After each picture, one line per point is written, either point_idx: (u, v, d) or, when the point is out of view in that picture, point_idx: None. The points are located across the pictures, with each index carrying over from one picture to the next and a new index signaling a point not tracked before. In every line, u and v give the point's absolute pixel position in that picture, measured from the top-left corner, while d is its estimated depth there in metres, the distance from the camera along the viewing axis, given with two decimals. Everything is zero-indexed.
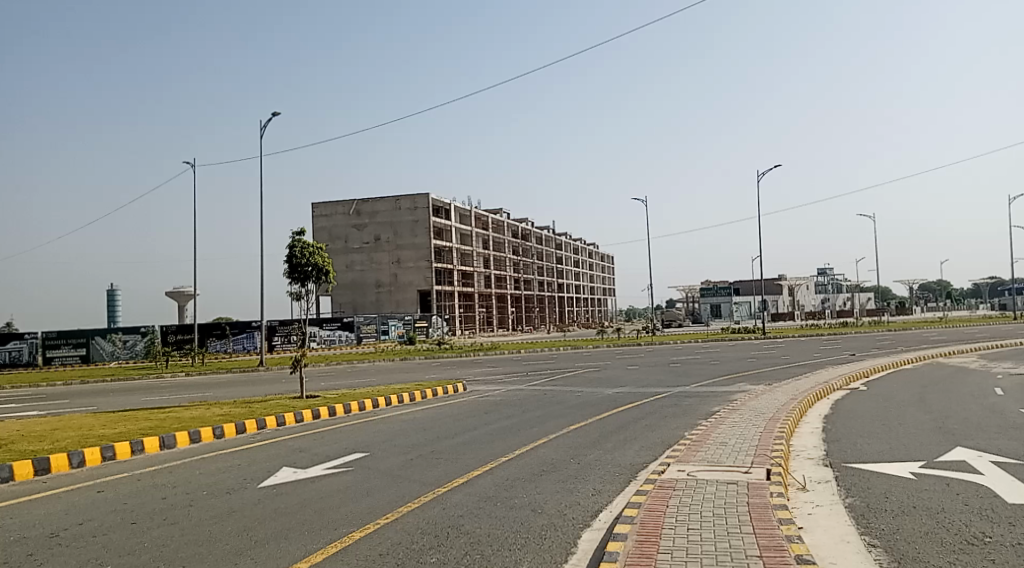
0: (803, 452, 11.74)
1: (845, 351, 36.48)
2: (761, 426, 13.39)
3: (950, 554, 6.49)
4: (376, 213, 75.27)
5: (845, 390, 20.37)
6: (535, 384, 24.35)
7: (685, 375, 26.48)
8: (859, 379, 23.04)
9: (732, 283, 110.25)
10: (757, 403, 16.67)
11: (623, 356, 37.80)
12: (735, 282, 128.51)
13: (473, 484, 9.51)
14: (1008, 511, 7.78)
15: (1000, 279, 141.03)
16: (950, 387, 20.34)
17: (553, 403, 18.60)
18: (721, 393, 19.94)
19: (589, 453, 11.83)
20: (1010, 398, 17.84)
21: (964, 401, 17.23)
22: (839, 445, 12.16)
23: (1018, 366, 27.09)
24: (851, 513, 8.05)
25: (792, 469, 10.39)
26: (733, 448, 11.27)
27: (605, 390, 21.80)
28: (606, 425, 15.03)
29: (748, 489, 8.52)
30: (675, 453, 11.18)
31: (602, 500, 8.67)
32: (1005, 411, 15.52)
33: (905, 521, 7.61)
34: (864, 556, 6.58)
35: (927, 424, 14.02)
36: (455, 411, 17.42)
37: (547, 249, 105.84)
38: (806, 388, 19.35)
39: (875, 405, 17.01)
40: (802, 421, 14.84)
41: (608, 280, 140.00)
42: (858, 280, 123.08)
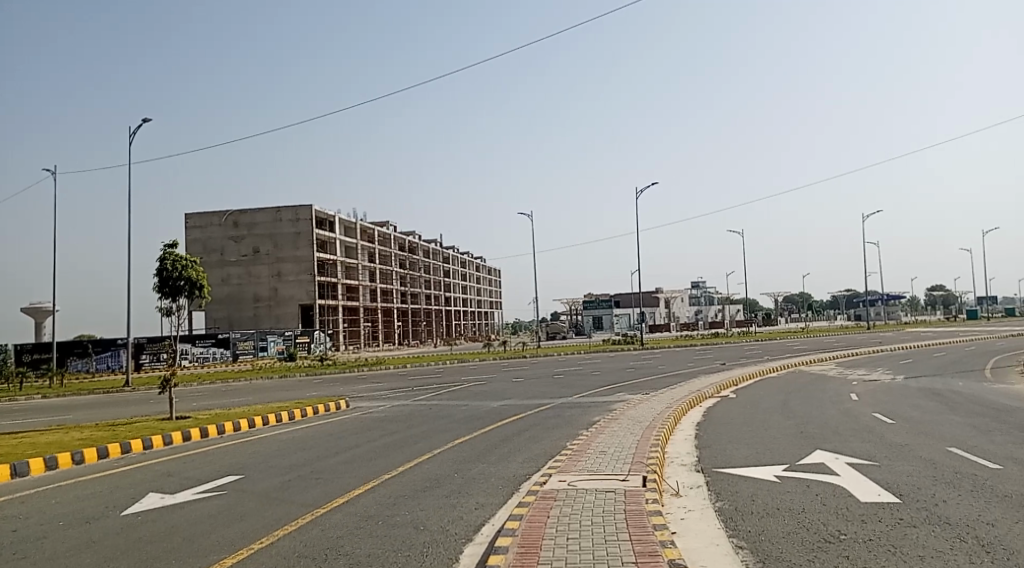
0: (677, 459, 12.20)
1: (717, 360, 38.42)
2: (638, 434, 13.86)
3: (809, 553, 6.91)
4: (255, 225, 72.85)
5: (716, 398, 21.38)
6: (421, 399, 24.14)
7: (569, 386, 26.93)
8: (730, 387, 24.19)
9: (613, 297, 113.56)
10: (635, 411, 17.26)
11: (507, 369, 37.97)
12: (616, 295, 132.54)
13: (353, 504, 9.32)
14: (860, 510, 8.40)
15: (855, 291, 151.57)
16: (811, 393, 21.71)
17: (439, 418, 18.51)
18: (602, 404, 20.47)
19: (473, 467, 11.87)
20: (864, 403, 19.27)
21: (823, 407, 18.48)
22: (711, 451, 12.74)
23: (871, 372, 29.27)
24: (720, 516, 8.45)
25: (666, 476, 10.77)
26: (612, 456, 11.60)
27: (490, 403, 21.94)
28: (491, 438, 15.08)
29: (625, 497, 8.78)
30: (557, 463, 11.38)
31: (483, 514, 8.71)
32: (859, 415, 16.74)
33: (769, 522, 8.05)
34: (732, 558, 6.91)
35: (790, 429, 14.91)
36: (337, 429, 17.06)
37: (434, 262, 105.51)
38: (681, 397, 20.20)
39: (743, 412, 17.91)
40: (676, 429, 15.45)
41: (495, 293, 141.32)
42: (728, 293, 129.91)
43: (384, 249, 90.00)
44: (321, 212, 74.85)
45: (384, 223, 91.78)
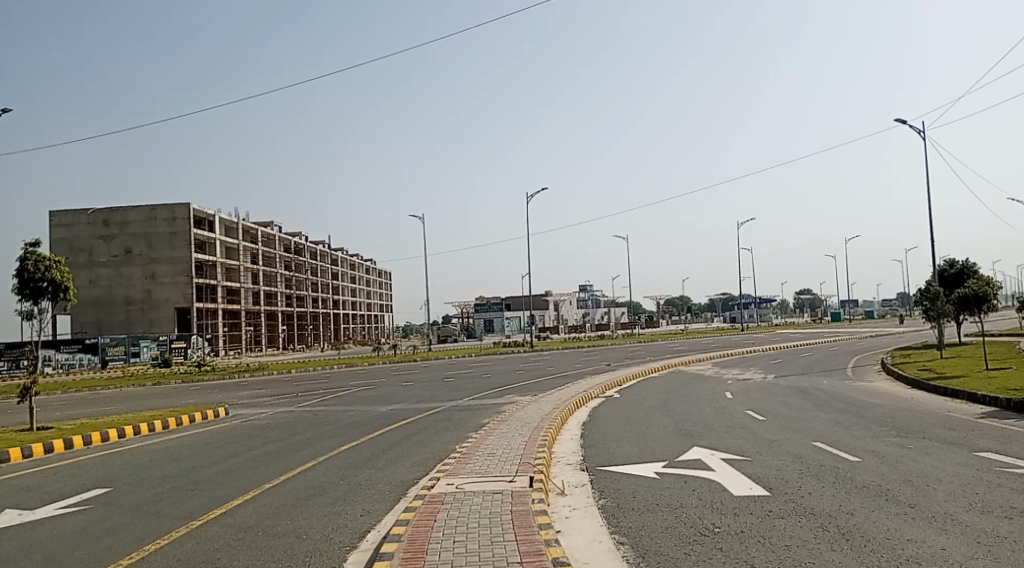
0: (563, 458, 12.45)
1: (603, 361, 39.49)
2: (525, 435, 14.05)
3: (685, 547, 7.20)
4: (126, 223, 68.97)
5: (601, 398, 21.96)
6: (306, 405, 23.57)
7: (459, 389, 26.95)
8: (614, 388, 24.88)
9: (503, 300, 114.51)
10: (524, 413, 17.47)
11: (396, 373, 37.60)
12: (507, 298, 133.76)
13: (232, 515, 8.97)
14: (734, 503, 8.83)
15: (732, 295, 159.46)
16: (690, 392, 22.70)
17: (324, 424, 18.13)
18: (491, 406, 20.59)
19: (359, 473, 11.69)
20: (737, 400, 20.29)
21: (700, 405, 19.35)
22: (595, 450, 13.07)
23: (744, 371, 30.87)
24: (603, 514, 8.68)
25: (553, 476, 10.96)
26: (499, 458, 11.69)
27: (378, 408, 21.69)
28: (379, 443, 14.90)
29: (511, 498, 8.88)
30: (445, 466, 11.36)
31: (369, 520, 8.58)
32: (733, 412, 17.62)
33: (649, 518, 8.33)
34: (614, 554, 7.09)
35: (670, 427, 15.50)
36: (216, 437, 16.40)
37: (321, 264, 103.18)
38: (568, 398, 20.64)
39: (627, 411, 18.50)
40: (562, 429, 15.76)
41: (386, 296, 139.75)
42: (613, 296, 133.68)
43: (268, 250, 87.13)
44: (200, 211, 71.68)
45: (269, 223, 88.87)
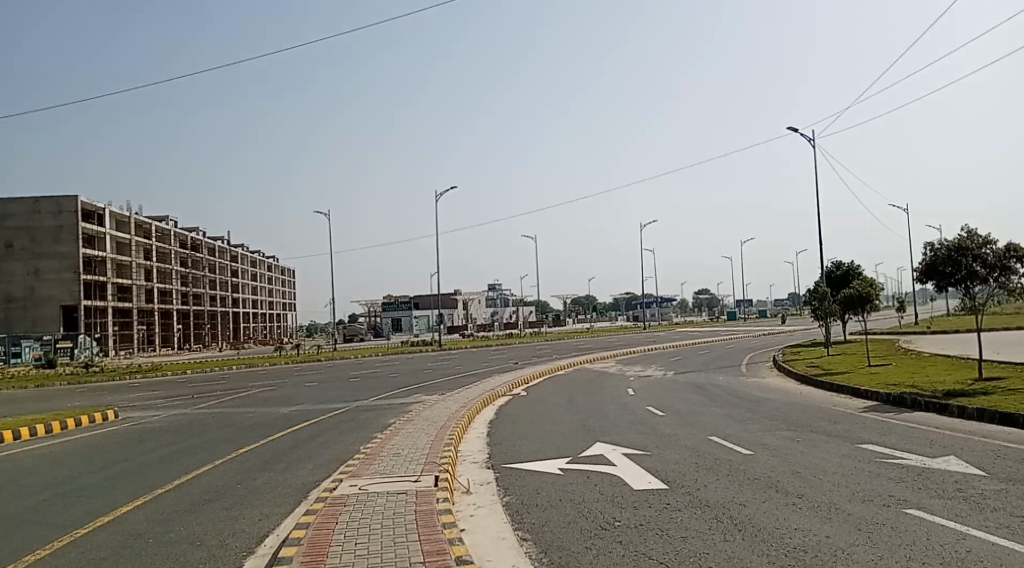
0: (469, 456, 12.47)
1: (510, 359, 39.75)
2: (431, 434, 13.97)
3: (586, 541, 7.34)
4: (7, 216, 64.62)
5: (508, 396, 22.10)
6: (204, 406, 22.73)
7: (364, 389, 26.58)
8: (520, 386, 25.07)
9: (411, 299, 113.62)
10: (430, 412, 17.38)
11: (299, 373, 36.70)
12: (415, 297, 132.72)
13: (122, 522, 8.57)
14: (634, 497, 9.05)
15: (636, 294, 163.40)
16: (594, 390, 23.14)
17: (222, 427, 17.53)
18: (396, 406, 20.39)
19: (259, 477, 11.35)
20: (639, 397, 20.82)
21: (604, 401, 19.75)
22: (501, 447, 13.16)
23: (646, 368, 31.72)
24: (508, 511, 8.74)
25: (458, 474, 10.95)
26: (405, 458, 11.59)
27: (280, 409, 21.14)
28: (280, 445, 14.49)
29: (416, 498, 8.82)
30: (349, 468, 11.18)
31: (267, 525, 8.33)
32: (635, 408, 18.06)
33: (552, 513, 8.45)
34: (517, 550, 7.16)
35: (574, 424, 15.76)
36: (105, 442, 15.60)
37: (221, 261, 99.64)
38: (475, 396, 20.67)
39: (533, 408, 18.70)
40: (469, 427, 15.78)
41: (289, 294, 136.30)
42: (522, 296, 134.70)
43: (163, 246, 83.40)
44: (88, 204, 67.90)
45: (164, 217, 85.04)
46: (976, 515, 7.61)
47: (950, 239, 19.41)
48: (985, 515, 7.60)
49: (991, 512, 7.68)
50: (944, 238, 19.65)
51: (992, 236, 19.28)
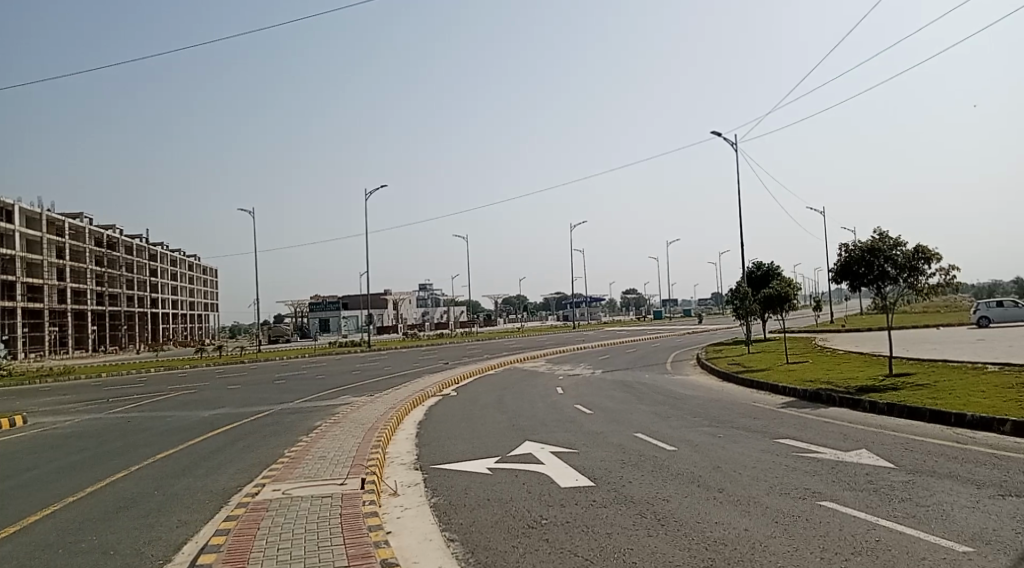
0: (397, 457, 12.35)
1: (440, 360, 39.59)
2: (359, 436, 13.80)
3: (513, 539, 7.37)
4: None
5: (438, 397, 21.99)
6: (120, 411, 21.86)
7: (290, 391, 26.06)
8: (450, 386, 25.00)
9: (339, 299, 111.86)
10: (357, 414, 17.16)
11: (223, 376, 35.69)
12: (344, 297, 130.70)
13: (29, 532, 8.16)
14: (561, 495, 9.13)
15: (567, 294, 164.83)
16: (523, 389, 23.26)
17: (140, 431, 16.90)
18: (323, 408, 20.04)
19: (177, 482, 10.98)
20: (568, 396, 21.03)
21: (534, 401, 19.88)
22: (429, 448, 13.09)
23: (574, 367, 32.06)
24: (435, 511, 8.70)
25: (385, 476, 10.84)
26: (330, 461, 11.40)
27: (202, 413, 20.51)
28: (201, 450, 14.04)
29: (341, 501, 8.69)
30: (273, 472, 10.94)
31: (185, 532, 8.06)
32: (564, 407, 18.24)
33: (480, 513, 8.45)
34: (443, 551, 7.14)
35: (503, 423, 15.81)
36: (11, 449, 14.84)
37: (139, 260, 96.04)
38: (403, 397, 20.50)
39: (462, 409, 18.67)
40: (397, 429, 15.65)
41: (212, 295, 132.41)
42: (452, 297, 134.25)
43: (76, 244, 79.95)
44: None
45: (78, 213, 81.51)
46: (885, 505, 7.98)
47: (863, 241, 20.29)
48: (893, 506, 7.98)
49: (898, 503, 8.06)
50: (857, 240, 20.52)
51: (901, 238, 20.24)
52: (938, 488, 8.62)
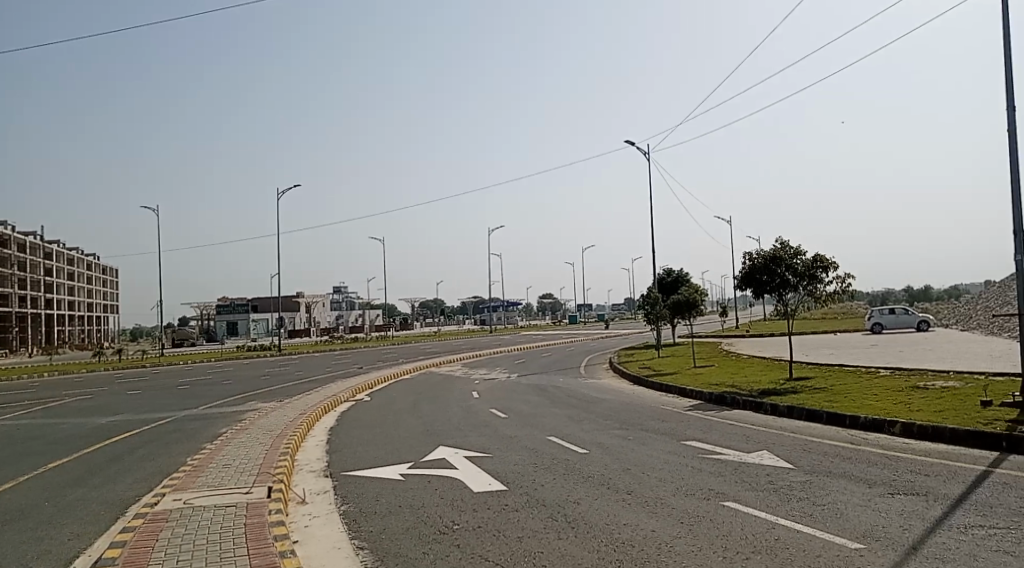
0: (306, 465, 12.07)
1: (354, 364, 38.96)
2: (267, 443, 13.43)
3: (424, 546, 7.32)
4: None
5: (350, 402, 21.61)
6: (7, 418, 20.55)
7: (196, 396, 25.11)
8: (363, 391, 24.61)
9: (249, 301, 108.64)
10: (266, 420, 16.69)
11: (122, 381, 34.07)
12: (254, 299, 126.99)
13: None
14: (473, 500, 9.11)
15: (483, 298, 165.04)
16: (438, 394, 23.12)
17: (29, 440, 15.94)
18: (230, 414, 19.40)
19: (70, 493, 10.41)
20: (482, 400, 21.04)
21: (448, 405, 19.81)
22: (340, 455, 12.84)
23: (490, 372, 32.11)
24: (345, 519, 8.54)
25: (293, 484, 10.58)
26: (235, 469, 11.04)
27: (99, 419, 19.51)
28: (97, 459, 13.35)
29: (246, 510, 8.42)
30: (174, 481, 10.50)
31: (76, 545, 7.65)
32: (478, 412, 18.24)
33: (390, 520, 8.34)
34: (352, 560, 7.02)
35: (417, 428, 15.67)
36: None
37: (32, 258, 90.73)
38: (315, 403, 20.06)
39: (376, 414, 18.41)
40: (307, 435, 15.29)
41: (112, 296, 126.35)
42: (367, 300, 132.40)
43: None
44: None
45: None
46: (785, 505, 8.30)
47: (767, 250, 21.09)
48: (792, 505, 8.31)
49: (796, 502, 8.40)
50: (760, 249, 21.32)
51: (800, 247, 21.16)
52: (833, 487, 9.03)
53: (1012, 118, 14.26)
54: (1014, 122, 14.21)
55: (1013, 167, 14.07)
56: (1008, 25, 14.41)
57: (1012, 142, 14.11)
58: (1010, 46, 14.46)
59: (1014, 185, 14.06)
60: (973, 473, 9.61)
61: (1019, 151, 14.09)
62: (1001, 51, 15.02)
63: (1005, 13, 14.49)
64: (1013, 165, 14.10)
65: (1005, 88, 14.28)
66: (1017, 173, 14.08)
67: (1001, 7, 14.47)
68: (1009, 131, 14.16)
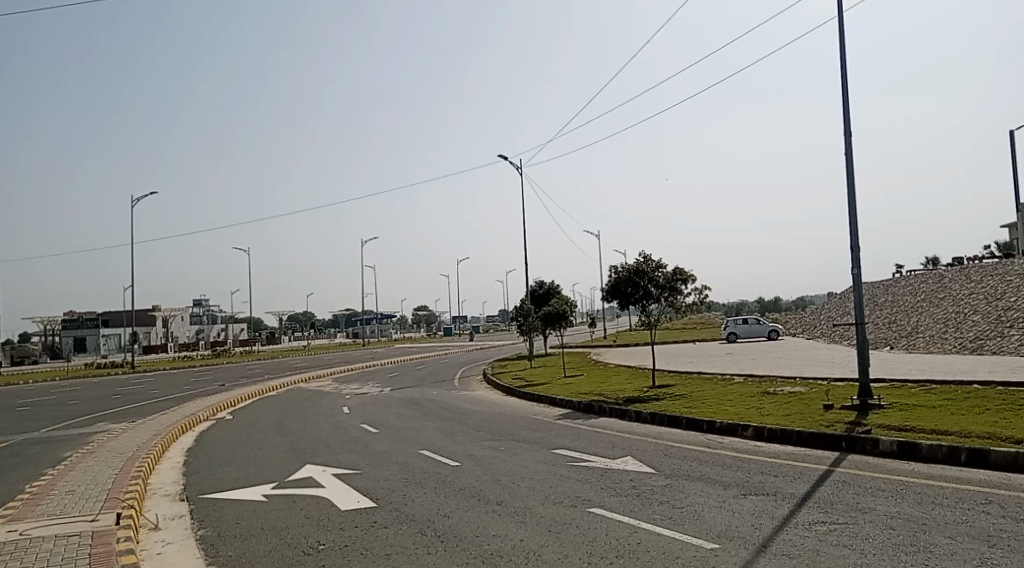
0: (161, 489, 11.38)
1: (215, 381, 37.12)
2: (116, 467, 12.55)
3: None
4: None
5: (211, 421, 20.55)
6: None
7: (36, 419, 23.10)
8: (225, 409, 23.49)
9: (99, 316, 101.36)
10: (117, 442, 15.60)
11: None
12: (105, 314, 118.63)
13: None
14: (341, 518, 8.90)
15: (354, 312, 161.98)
16: (306, 410, 22.41)
17: None
18: (75, 437, 17.97)
19: None
20: (353, 415, 20.58)
21: (316, 422, 19.23)
22: (199, 477, 12.19)
23: (360, 386, 31.48)
24: (202, 544, 8.11)
25: (145, 509, 9.94)
26: (80, 495, 10.26)
27: None
28: None
29: (92, 539, 7.85)
30: (8, 511, 9.61)
31: None
32: (348, 427, 17.84)
33: (253, 543, 8.00)
34: None
35: (283, 447, 15.14)
36: None
37: None
38: (172, 423, 18.93)
39: (239, 433, 17.61)
40: (163, 457, 14.43)
41: None
42: (230, 314, 126.81)
43: None
44: None
45: None
46: (647, 509, 8.61)
47: (630, 263, 21.92)
48: (653, 509, 8.63)
49: (657, 506, 8.74)
50: (624, 263, 22.12)
51: (661, 261, 22.14)
52: (692, 490, 9.46)
53: (848, 146, 15.57)
54: (850, 151, 15.50)
55: (849, 190, 15.36)
56: (844, 62, 15.76)
57: (848, 169, 15.39)
58: (846, 81, 15.81)
59: (851, 207, 15.35)
60: (817, 473, 10.36)
61: (855, 177, 15.39)
62: (839, 85, 16.38)
63: (841, 50, 15.83)
64: (848, 189, 15.39)
65: (842, 118, 15.58)
66: (852, 196, 15.38)
67: (839, 44, 15.79)
68: (845, 156, 15.45)
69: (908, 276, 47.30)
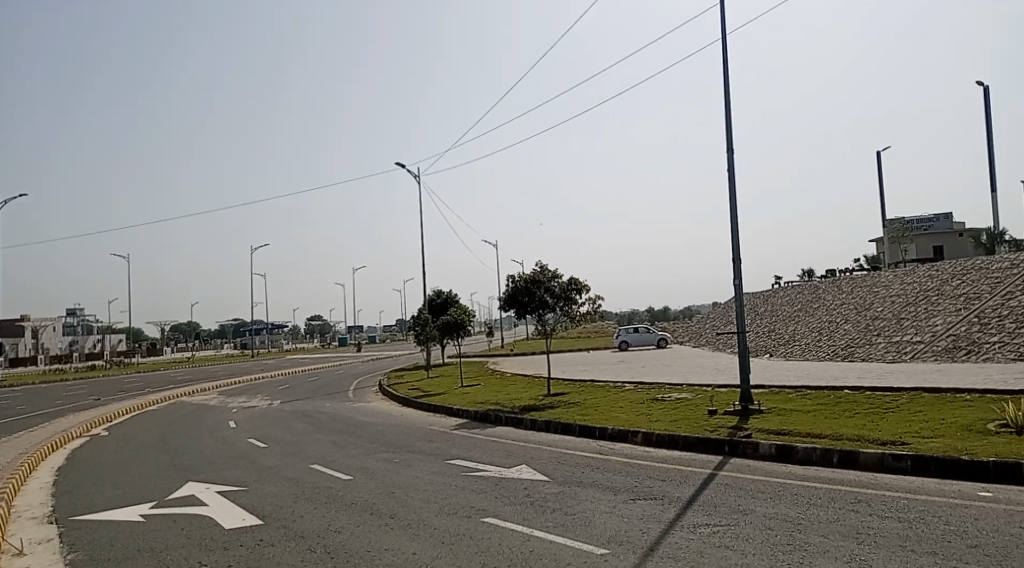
0: (26, 511, 10.60)
1: (89, 396, 34.89)
2: None
3: None
4: None
5: (84, 438, 19.30)
6: None
7: None
8: (100, 426, 22.11)
9: None
10: None
11: None
12: None
13: None
14: (225, 537, 8.55)
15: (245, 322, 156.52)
16: (190, 425, 21.41)
17: None
18: None
19: None
20: (240, 430, 19.80)
21: (201, 437, 18.38)
22: (69, 498, 11.43)
23: (249, 399, 30.39)
24: None
25: (7, 534, 9.23)
26: None
27: None
28: None
29: None
30: None
31: None
32: (234, 442, 17.17)
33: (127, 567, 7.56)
34: None
35: (164, 464, 14.40)
36: None
37: None
38: (39, 441, 17.65)
39: (116, 450, 16.62)
40: (29, 477, 13.42)
41: None
42: (108, 325, 119.81)
43: None
44: None
45: None
46: (539, 517, 8.70)
47: (527, 273, 22.18)
48: (546, 516, 8.73)
49: (550, 514, 8.84)
50: (522, 273, 22.36)
51: (557, 271, 22.51)
52: (584, 497, 9.63)
53: (731, 163, 16.34)
54: (732, 167, 16.27)
55: (732, 204, 16.11)
56: (728, 83, 16.54)
57: (732, 185, 16.14)
58: (729, 100, 16.62)
59: (733, 220, 16.10)
60: (701, 476, 10.75)
61: (737, 192, 16.16)
62: (724, 106, 17.18)
63: (726, 72, 16.60)
64: (731, 205, 16.14)
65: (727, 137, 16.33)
66: (735, 210, 16.14)
67: (723, 66, 16.56)
68: (729, 172, 16.22)
69: (785, 286, 50.04)
